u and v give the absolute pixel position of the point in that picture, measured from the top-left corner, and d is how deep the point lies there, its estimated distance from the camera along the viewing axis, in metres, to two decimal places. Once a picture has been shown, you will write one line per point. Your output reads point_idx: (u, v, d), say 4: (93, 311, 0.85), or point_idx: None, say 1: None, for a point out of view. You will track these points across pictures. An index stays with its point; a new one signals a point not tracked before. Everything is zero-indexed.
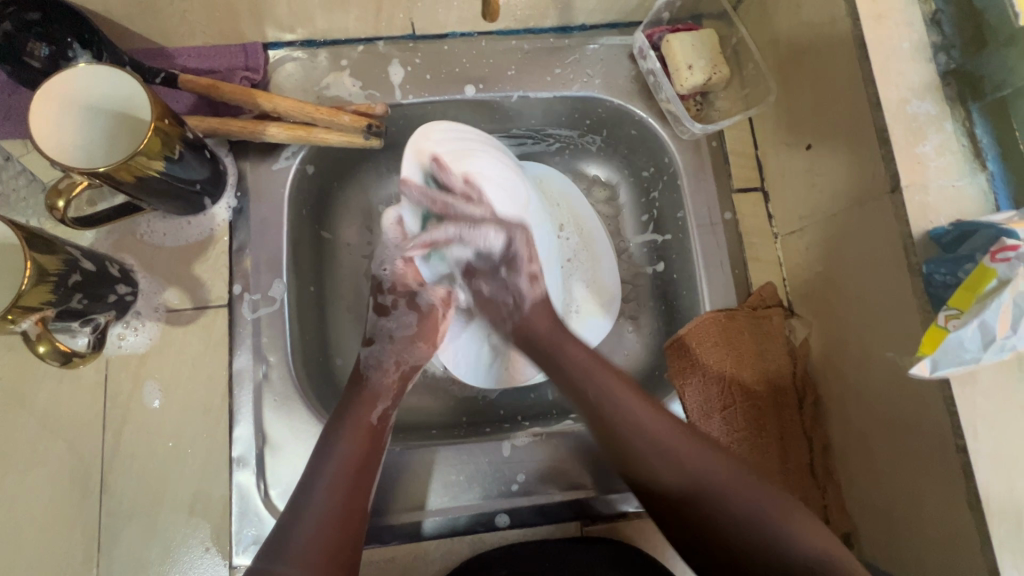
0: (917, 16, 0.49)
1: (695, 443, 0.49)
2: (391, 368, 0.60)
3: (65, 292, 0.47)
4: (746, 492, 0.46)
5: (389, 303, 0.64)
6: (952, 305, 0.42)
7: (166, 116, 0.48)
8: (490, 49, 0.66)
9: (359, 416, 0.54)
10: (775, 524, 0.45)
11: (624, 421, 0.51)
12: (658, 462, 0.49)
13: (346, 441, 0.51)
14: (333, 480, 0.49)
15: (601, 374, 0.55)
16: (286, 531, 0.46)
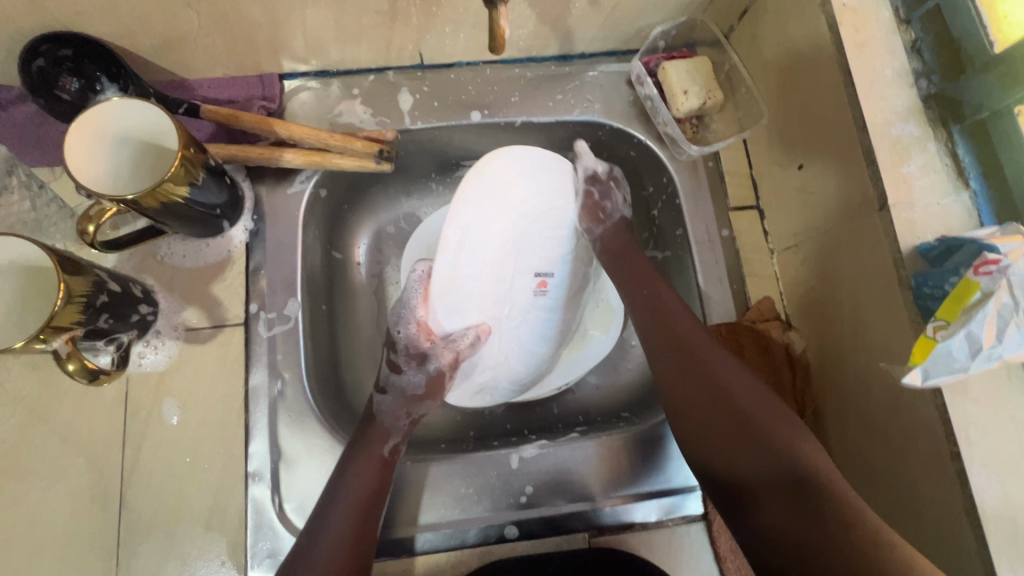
0: (897, 45, 0.53)
1: (736, 365, 0.55)
2: (402, 418, 0.60)
3: (93, 312, 0.49)
4: (766, 410, 0.52)
5: (403, 364, 0.63)
6: (940, 316, 0.44)
7: (190, 145, 0.51)
8: (494, 78, 0.70)
9: (369, 450, 0.55)
10: (784, 438, 0.50)
11: (674, 340, 0.57)
12: (697, 378, 0.55)
13: (359, 470, 0.53)
14: (347, 508, 0.51)
15: (661, 293, 0.61)
16: (306, 550, 0.49)
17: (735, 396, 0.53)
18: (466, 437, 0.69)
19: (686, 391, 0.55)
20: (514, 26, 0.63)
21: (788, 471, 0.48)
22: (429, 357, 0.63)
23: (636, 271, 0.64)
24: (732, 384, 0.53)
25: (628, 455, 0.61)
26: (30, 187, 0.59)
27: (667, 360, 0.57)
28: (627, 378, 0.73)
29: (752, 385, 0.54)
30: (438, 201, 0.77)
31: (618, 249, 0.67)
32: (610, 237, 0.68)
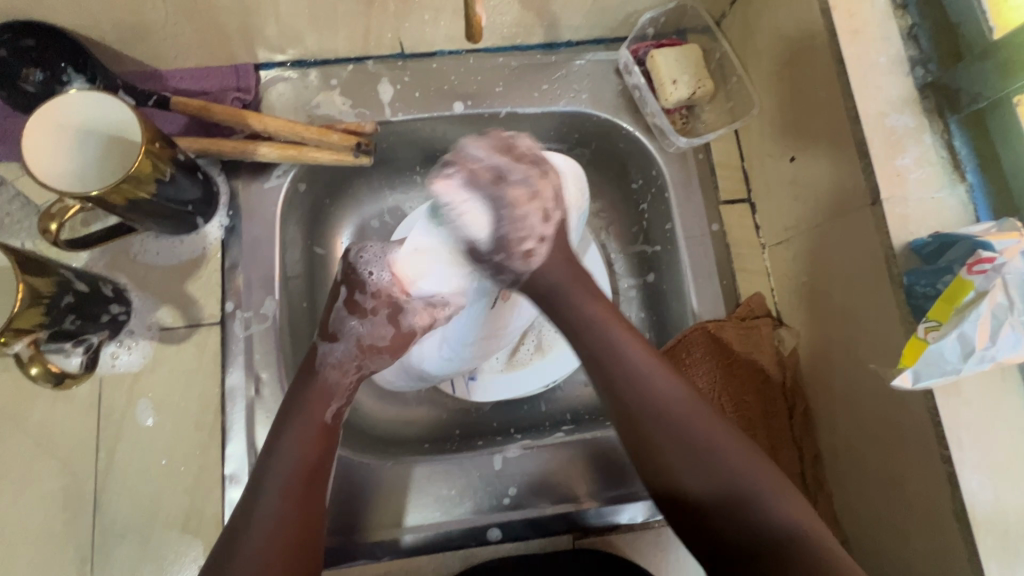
0: (893, 31, 0.51)
1: (699, 411, 0.48)
2: (351, 370, 0.55)
3: (58, 314, 0.48)
4: (741, 465, 0.45)
5: (367, 307, 0.57)
6: (932, 316, 0.42)
7: (155, 140, 0.49)
8: (477, 66, 0.68)
9: (310, 414, 0.50)
10: (755, 494, 0.44)
11: (631, 385, 0.49)
12: (664, 438, 0.47)
13: (298, 436, 0.48)
14: (284, 485, 0.46)
15: (612, 328, 0.52)
16: (235, 539, 0.43)
17: (704, 455, 0.45)
18: (450, 436, 0.68)
19: (654, 451, 0.47)
20: (496, 13, 0.61)
21: (758, 538, 0.43)
22: (402, 311, 0.58)
23: (588, 311, 0.53)
24: (700, 440, 0.46)
25: (615, 456, 0.60)
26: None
27: (630, 416, 0.49)
28: None
29: (723, 433, 0.46)
30: (422, 195, 0.75)
31: (554, 284, 0.55)
32: (546, 276, 0.55)
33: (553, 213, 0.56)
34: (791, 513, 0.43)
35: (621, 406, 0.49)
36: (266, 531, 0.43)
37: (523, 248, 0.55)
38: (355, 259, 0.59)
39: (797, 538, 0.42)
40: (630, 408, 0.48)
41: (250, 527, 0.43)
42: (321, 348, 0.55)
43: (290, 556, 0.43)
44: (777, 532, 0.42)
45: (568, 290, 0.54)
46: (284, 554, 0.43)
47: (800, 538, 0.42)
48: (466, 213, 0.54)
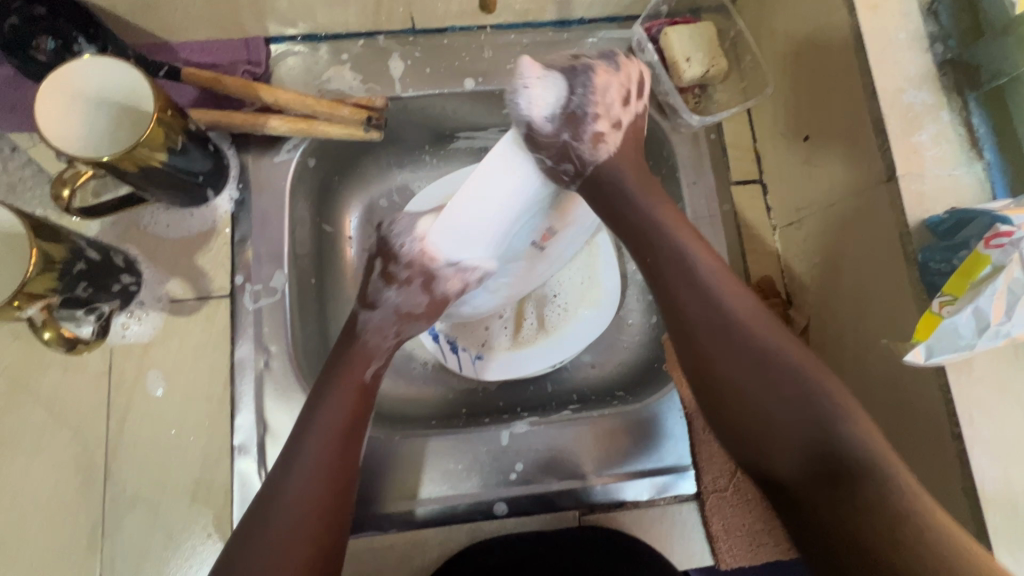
0: (914, 7, 0.50)
1: (767, 327, 0.48)
2: (390, 334, 0.56)
3: (70, 280, 0.48)
4: (806, 386, 0.44)
5: (400, 277, 0.54)
6: (947, 291, 0.42)
7: (169, 108, 0.49)
8: (489, 43, 0.67)
9: (349, 375, 0.52)
10: (822, 418, 0.43)
11: (696, 300, 0.49)
12: (730, 360, 0.47)
13: (335, 400, 0.50)
14: (325, 437, 0.48)
15: (682, 238, 0.52)
16: (280, 484, 0.46)
17: (770, 371, 0.46)
18: (458, 414, 0.68)
19: (714, 368, 0.48)
20: None
21: (816, 455, 0.43)
22: (435, 279, 0.54)
23: (657, 214, 0.53)
24: (763, 355, 0.46)
25: (622, 434, 0.60)
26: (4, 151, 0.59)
27: (687, 334, 0.49)
28: (622, 356, 0.72)
29: (791, 353, 0.46)
30: (431, 174, 0.75)
31: (622, 185, 0.53)
32: (613, 171, 0.53)
33: (633, 101, 0.54)
34: (863, 437, 0.42)
35: (680, 319, 0.50)
36: (299, 492, 0.45)
37: (593, 130, 0.51)
38: (387, 232, 0.55)
39: (859, 463, 0.41)
40: (682, 323, 0.50)
41: (286, 487, 0.46)
42: (361, 316, 0.56)
43: (332, 504, 0.46)
44: (851, 454, 0.41)
45: (638, 202, 0.53)
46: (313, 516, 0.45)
47: (861, 465, 0.41)
48: (530, 108, 0.47)
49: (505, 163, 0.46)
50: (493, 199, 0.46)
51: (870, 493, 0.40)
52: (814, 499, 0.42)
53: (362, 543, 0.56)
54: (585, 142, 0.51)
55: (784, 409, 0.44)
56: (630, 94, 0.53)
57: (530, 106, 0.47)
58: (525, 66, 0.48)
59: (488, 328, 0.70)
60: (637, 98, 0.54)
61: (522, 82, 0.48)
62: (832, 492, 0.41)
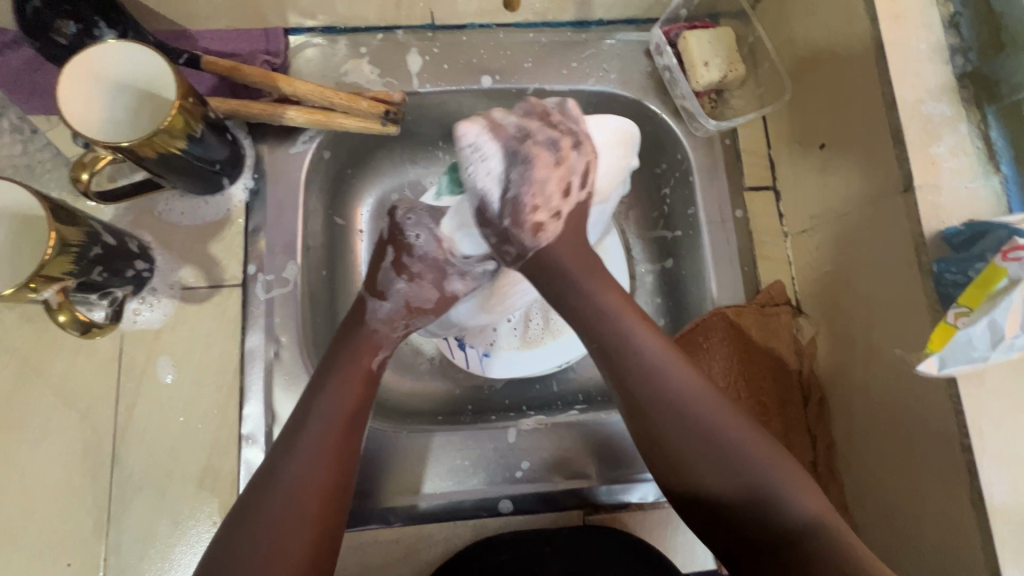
0: (935, 18, 0.50)
1: (713, 405, 0.47)
2: (399, 326, 0.56)
3: (86, 265, 0.48)
4: (757, 460, 0.44)
5: (413, 270, 0.56)
6: (964, 302, 0.42)
7: (190, 96, 0.49)
8: (507, 41, 0.67)
9: (355, 362, 0.52)
10: (767, 499, 0.43)
11: (647, 385, 0.47)
12: (677, 427, 0.46)
13: (337, 387, 0.49)
14: (325, 426, 0.47)
15: (627, 318, 0.50)
16: (275, 468, 0.45)
17: (727, 456, 0.45)
18: (464, 411, 0.68)
19: (666, 455, 0.46)
20: None
21: (780, 522, 0.43)
22: (446, 275, 0.56)
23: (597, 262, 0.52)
24: (718, 428, 0.46)
25: (628, 438, 0.60)
26: (23, 132, 0.59)
27: (640, 418, 0.47)
28: None
29: (725, 416, 0.46)
30: (444, 171, 0.75)
31: (566, 267, 0.51)
32: (556, 254, 0.51)
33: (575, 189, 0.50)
34: (804, 502, 0.43)
35: (630, 398, 0.48)
36: (297, 475, 0.44)
37: (532, 220, 0.49)
38: (402, 219, 0.56)
39: (807, 526, 0.42)
40: (640, 402, 0.47)
41: (286, 470, 0.44)
42: (370, 305, 0.56)
43: (326, 498, 0.44)
44: (793, 523, 0.42)
45: (584, 286, 0.51)
46: (313, 498, 0.43)
47: (811, 526, 0.42)
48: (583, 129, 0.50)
49: (475, 213, 0.53)
50: (486, 213, 0.53)
51: (823, 557, 0.40)
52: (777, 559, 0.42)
53: (367, 535, 0.56)
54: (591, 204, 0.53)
55: (731, 471, 0.44)
56: (571, 186, 0.49)
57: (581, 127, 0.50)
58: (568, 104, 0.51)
59: (497, 330, 0.69)
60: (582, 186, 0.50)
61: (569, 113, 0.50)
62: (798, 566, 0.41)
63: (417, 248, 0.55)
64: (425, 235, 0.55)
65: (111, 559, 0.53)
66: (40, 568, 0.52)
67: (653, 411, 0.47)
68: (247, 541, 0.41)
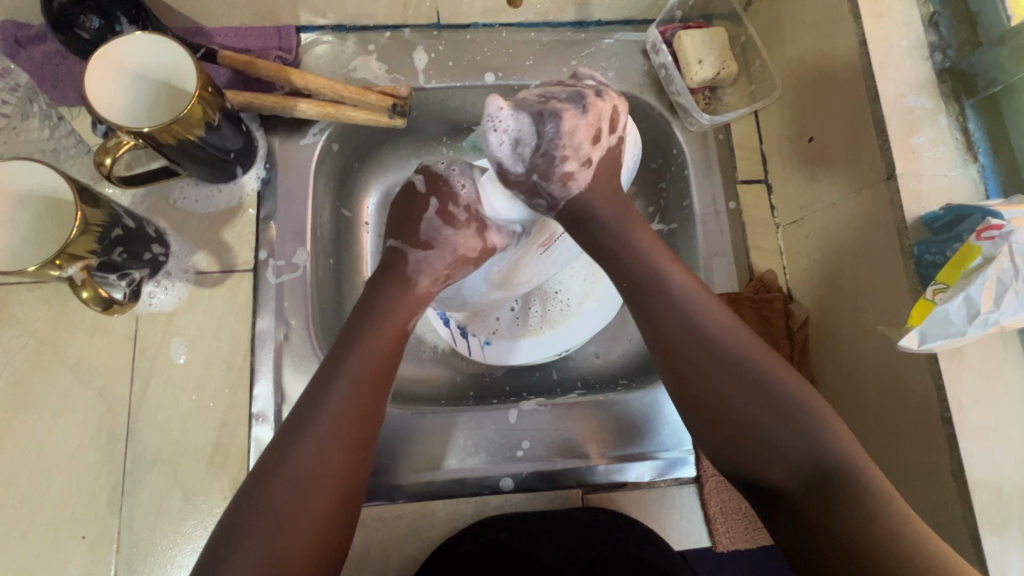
0: (915, 17, 0.53)
1: (746, 341, 0.48)
2: (440, 278, 0.58)
3: (107, 246, 0.50)
4: (791, 399, 0.45)
5: (459, 218, 0.59)
6: (941, 279, 0.45)
7: (209, 87, 0.52)
8: (510, 40, 0.70)
9: (391, 319, 0.53)
10: (801, 432, 0.44)
11: (674, 310, 0.49)
12: (708, 367, 0.47)
13: (369, 343, 0.51)
14: (354, 380, 0.48)
15: (659, 260, 0.52)
16: (308, 416, 0.46)
17: (757, 392, 0.45)
18: (465, 395, 0.70)
19: (687, 385, 0.48)
20: None
21: (811, 464, 0.42)
22: (488, 224, 0.59)
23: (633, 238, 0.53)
24: (750, 371, 0.46)
25: (625, 419, 0.62)
26: (50, 119, 0.61)
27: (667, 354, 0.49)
28: (627, 347, 0.74)
29: (760, 359, 0.47)
30: None
31: (595, 214, 0.54)
32: (586, 203, 0.54)
33: (603, 138, 0.54)
34: (840, 445, 0.43)
35: (655, 329, 0.50)
36: (327, 427, 0.45)
37: (564, 170, 0.52)
38: (444, 171, 0.60)
39: (840, 466, 0.42)
40: (664, 332, 0.49)
41: (315, 422, 0.46)
42: (413, 256, 0.57)
43: (351, 448, 0.46)
44: (829, 459, 0.42)
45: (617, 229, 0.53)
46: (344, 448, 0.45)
47: (844, 466, 0.42)
48: (500, 148, 0.51)
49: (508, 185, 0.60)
50: None
51: (845, 496, 0.41)
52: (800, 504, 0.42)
53: (372, 512, 0.58)
54: (552, 177, 0.53)
55: (758, 406, 0.45)
56: (600, 133, 0.53)
57: (499, 145, 0.51)
58: (492, 106, 0.48)
59: (498, 318, 0.72)
60: (610, 133, 0.54)
61: (491, 120, 0.49)
62: (819, 497, 0.41)
63: (455, 200, 0.59)
64: (470, 187, 0.60)
65: (124, 532, 0.55)
66: (56, 540, 0.54)
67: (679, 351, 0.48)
68: (279, 488, 0.43)
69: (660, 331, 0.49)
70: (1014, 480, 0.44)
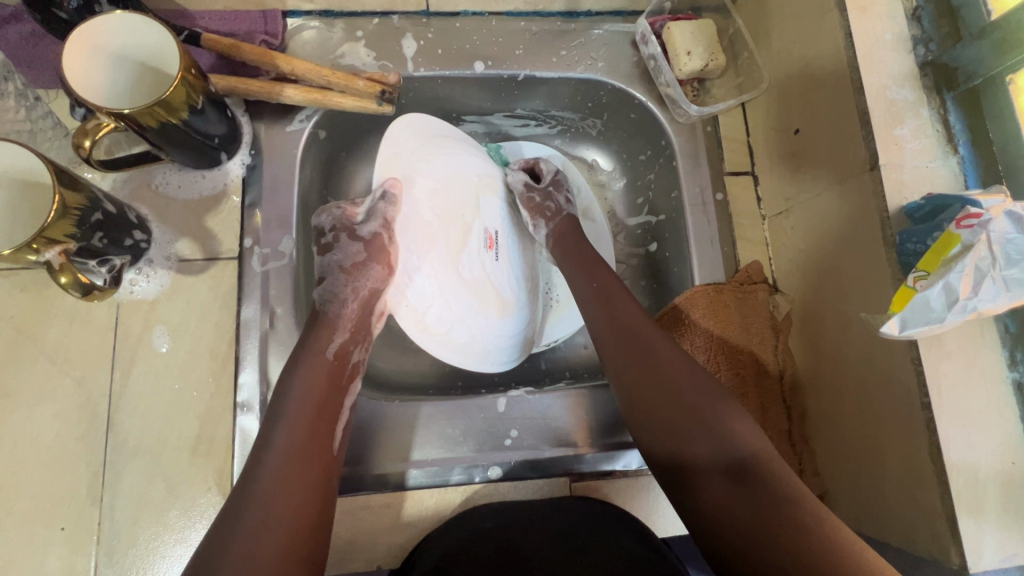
0: (898, 10, 0.54)
1: (669, 349, 0.55)
2: (351, 297, 0.59)
3: (87, 230, 0.48)
4: (700, 401, 0.51)
5: (331, 243, 0.62)
6: (920, 266, 0.45)
7: (192, 68, 0.50)
8: (499, 29, 0.70)
9: (316, 355, 0.54)
10: (716, 431, 0.49)
11: (620, 325, 0.58)
12: (643, 371, 0.54)
13: (305, 380, 0.52)
14: (296, 416, 0.50)
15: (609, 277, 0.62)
16: (258, 462, 0.47)
17: (679, 392, 0.52)
18: (454, 386, 0.70)
19: (630, 391, 0.55)
20: None
21: (723, 457, 0.48)
22: (356, 225, 0.62)
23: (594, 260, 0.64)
24: (679, 381, 0.53)
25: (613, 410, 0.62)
26: (27, 99, 0.59)
27: (618, 365, 0.56)
28: None
29: (687, 365, 0.54)
30: None
31: (580, 250, 0.66)
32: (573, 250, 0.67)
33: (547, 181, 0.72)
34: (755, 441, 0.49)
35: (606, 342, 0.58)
36: (277, 466, 0.47)
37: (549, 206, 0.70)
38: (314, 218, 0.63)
39: (749, 458, 0.47)
40: (613, 340, 0.57)
41: (276, 436, 0.49)
42: (318, 294, 0.60)
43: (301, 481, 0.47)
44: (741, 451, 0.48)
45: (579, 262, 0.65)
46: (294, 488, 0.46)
47: (754, 459, 0.48)
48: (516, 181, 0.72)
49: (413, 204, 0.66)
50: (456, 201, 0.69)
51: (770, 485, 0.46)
52: (726, 493, 0.47)
53: (360, 502, 0.57)
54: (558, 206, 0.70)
55: (679, 408, 0.51)
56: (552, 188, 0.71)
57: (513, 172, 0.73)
58: (409, 120, 0.68)
59: None
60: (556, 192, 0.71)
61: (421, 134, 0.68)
62: (744, 485, 0.46)
63: (327, 225, 0.62)
64: (333, 210, 0.63)
65: (105, 524, 0.54)
66: (33, 532, 0.53)
67: (619, 357, 0.56)
68: (243, 538, 0.43)
69: (610, 347, 0.57)
70: (989, 462, 0.45)
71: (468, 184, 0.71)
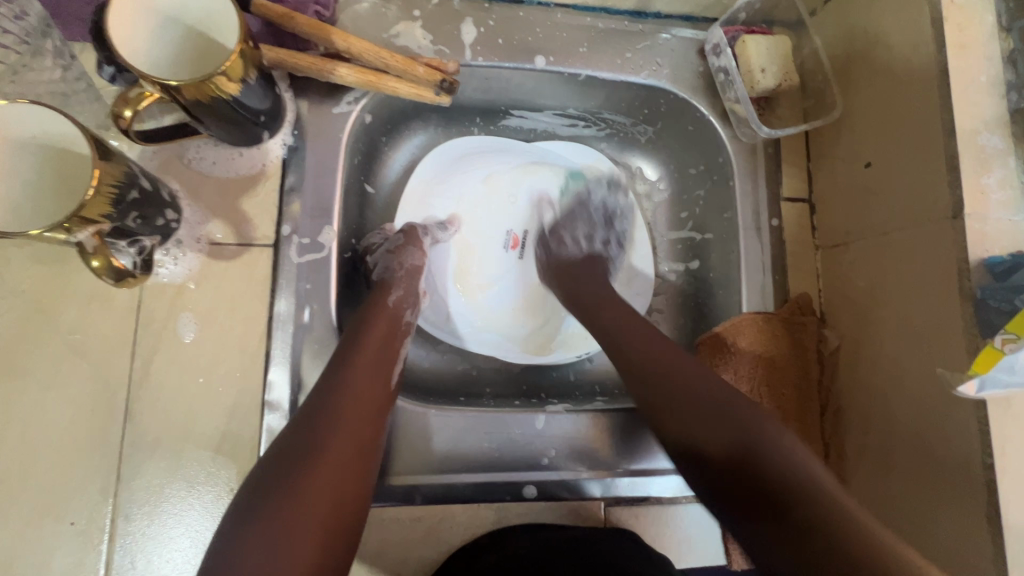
0: (997, 51, 0.51)
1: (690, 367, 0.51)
2: (401, 272, 0.59)
3: (123, 209, 0.44)
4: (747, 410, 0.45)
5: (376, 246, 0.62)
6: (1011, 328, 0.44)
7: (248, 40, 0.46)
8: (564, 22, 0.65)
9: (377, 301, 0.56)
10: (770, 446, 0.43)
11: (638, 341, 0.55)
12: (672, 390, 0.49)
13: (370, 318, 0.54)
14: (366, 343, 0.51)
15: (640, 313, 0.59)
16: (333, 378, 0.48)
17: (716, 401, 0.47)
18: (482, 393, 0.67)
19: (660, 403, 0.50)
20: None
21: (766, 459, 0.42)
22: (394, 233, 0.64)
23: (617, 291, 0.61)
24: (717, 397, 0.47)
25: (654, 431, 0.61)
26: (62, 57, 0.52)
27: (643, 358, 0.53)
28: None
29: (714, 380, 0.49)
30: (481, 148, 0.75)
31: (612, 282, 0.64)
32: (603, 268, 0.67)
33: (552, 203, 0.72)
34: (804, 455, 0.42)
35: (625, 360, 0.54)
36: (357, 382, 0.48)
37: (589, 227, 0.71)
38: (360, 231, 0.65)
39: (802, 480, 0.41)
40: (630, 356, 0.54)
41: (319, 426, 0.43)
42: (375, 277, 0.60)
43: (373, 400, 0.48)
44: (792, 477, 0.41)
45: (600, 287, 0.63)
46: (365, 404, 0.47)
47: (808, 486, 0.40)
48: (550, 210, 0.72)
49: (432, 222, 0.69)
50: (476, 208, 0.71)
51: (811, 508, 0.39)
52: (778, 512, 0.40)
53: (388, 513, 0.55)
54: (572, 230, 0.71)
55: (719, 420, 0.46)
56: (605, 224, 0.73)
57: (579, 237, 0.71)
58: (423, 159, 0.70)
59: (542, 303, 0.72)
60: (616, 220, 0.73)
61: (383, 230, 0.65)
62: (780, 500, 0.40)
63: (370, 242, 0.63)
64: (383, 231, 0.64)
65: (119, 522, 0.50)
66: (40, 525, 0.49)
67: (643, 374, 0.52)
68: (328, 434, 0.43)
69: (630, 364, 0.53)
70: None
71: (490, 190, 0.72)
